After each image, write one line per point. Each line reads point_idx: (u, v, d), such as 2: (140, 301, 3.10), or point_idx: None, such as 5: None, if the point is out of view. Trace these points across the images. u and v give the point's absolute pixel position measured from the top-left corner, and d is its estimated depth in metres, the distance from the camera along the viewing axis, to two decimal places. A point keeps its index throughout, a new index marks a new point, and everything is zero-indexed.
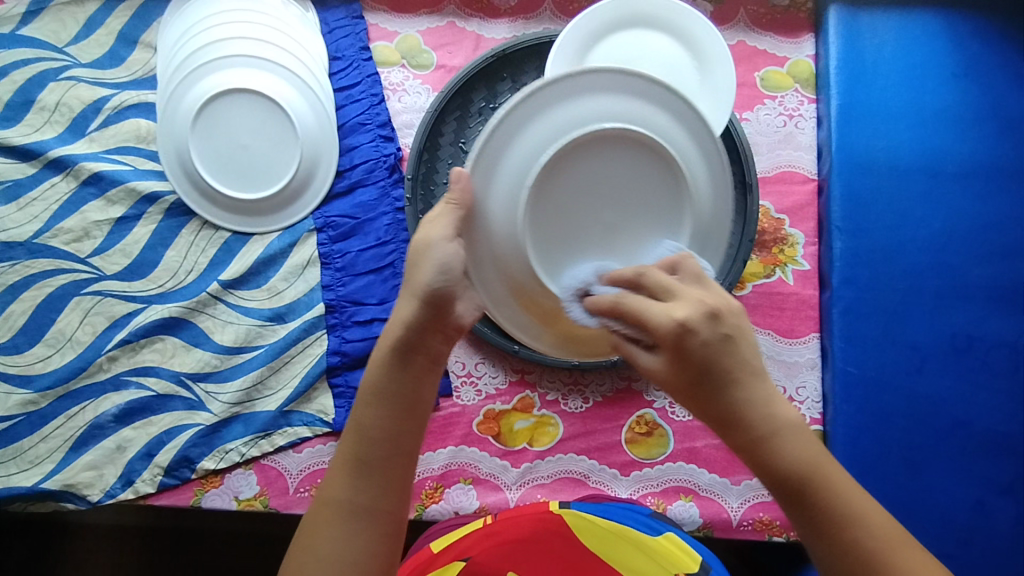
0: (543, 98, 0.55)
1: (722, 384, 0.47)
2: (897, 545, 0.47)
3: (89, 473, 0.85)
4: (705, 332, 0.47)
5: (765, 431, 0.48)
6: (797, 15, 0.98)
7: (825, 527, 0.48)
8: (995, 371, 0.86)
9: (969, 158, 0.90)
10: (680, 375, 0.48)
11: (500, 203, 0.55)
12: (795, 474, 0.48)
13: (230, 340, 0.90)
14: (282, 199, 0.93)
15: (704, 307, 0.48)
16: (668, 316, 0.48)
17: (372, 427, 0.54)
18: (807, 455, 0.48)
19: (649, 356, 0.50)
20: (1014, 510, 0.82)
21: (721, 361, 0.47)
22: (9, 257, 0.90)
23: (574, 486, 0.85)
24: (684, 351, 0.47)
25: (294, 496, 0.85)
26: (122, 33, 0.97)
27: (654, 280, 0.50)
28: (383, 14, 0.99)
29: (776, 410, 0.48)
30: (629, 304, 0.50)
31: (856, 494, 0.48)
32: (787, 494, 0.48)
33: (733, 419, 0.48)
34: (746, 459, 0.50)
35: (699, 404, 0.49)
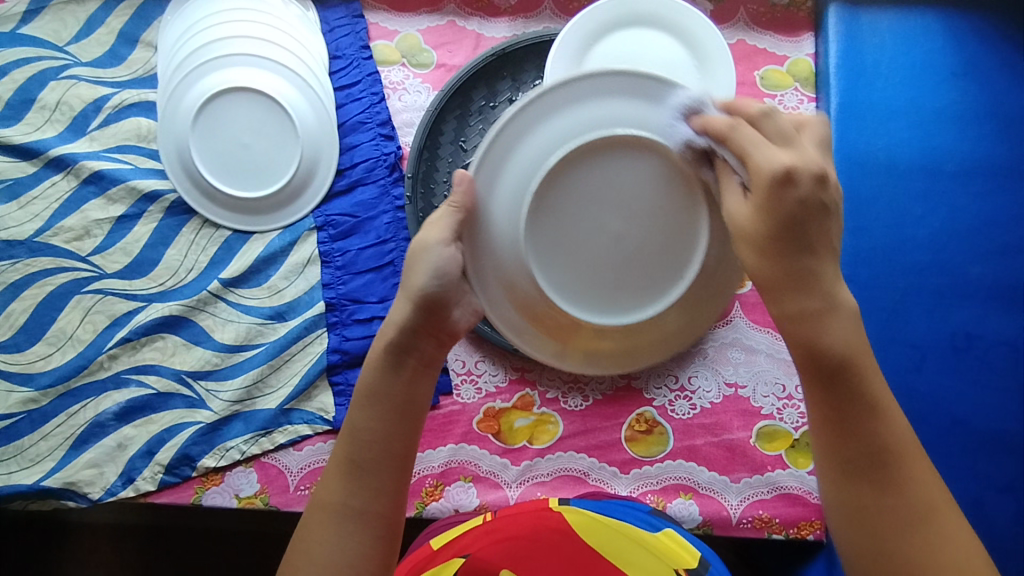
0: (550, 101, 0.52)
1: (802, 242, 0.48)
2: (906, 452, 0.50)
3: (90, 471, 0.85)
4: (804, 188, 0.47)
5: (824, 302, 0.48)
6: (797, 14, 0.98)
7: (854, 411, 0.49)
8: (994, 369, 0.86)
9: (969, 157, 0.91)
10: (763, 224, 0.47)
11: (503, 211, 0.53)
12: (839, 354, 0.48)
13: (230, 338, 0.90)
14: (283, 198, 0.93)
15: (815, 168, 0.48)
16: (777, 159, 0.47)
17: (364, 429, 0.54)
18: (852, 338, 0.49)
19: (740, 199, 0.49)
20: (1014, 508, 0.82)
21: (812, 220, 0.48)
22: (9, 255, 0.91)
23: (574, 484, 0.85)
24: (781, 195, 0.47)
25: (294, 494, 0.86)
26: (123, 32, 0.97)
27: (763, 129, 0.50)
28: (384, 13, 1.00)
29: (837, 285, 0.49)
30: (734, 142, 0.49)
31: (887, 392, 0.50)
32: (820, 375, 0.49)
33: (795, 283, 0.48)
34: (789, 332, 0.50)
35: (768, 258, 0.48)
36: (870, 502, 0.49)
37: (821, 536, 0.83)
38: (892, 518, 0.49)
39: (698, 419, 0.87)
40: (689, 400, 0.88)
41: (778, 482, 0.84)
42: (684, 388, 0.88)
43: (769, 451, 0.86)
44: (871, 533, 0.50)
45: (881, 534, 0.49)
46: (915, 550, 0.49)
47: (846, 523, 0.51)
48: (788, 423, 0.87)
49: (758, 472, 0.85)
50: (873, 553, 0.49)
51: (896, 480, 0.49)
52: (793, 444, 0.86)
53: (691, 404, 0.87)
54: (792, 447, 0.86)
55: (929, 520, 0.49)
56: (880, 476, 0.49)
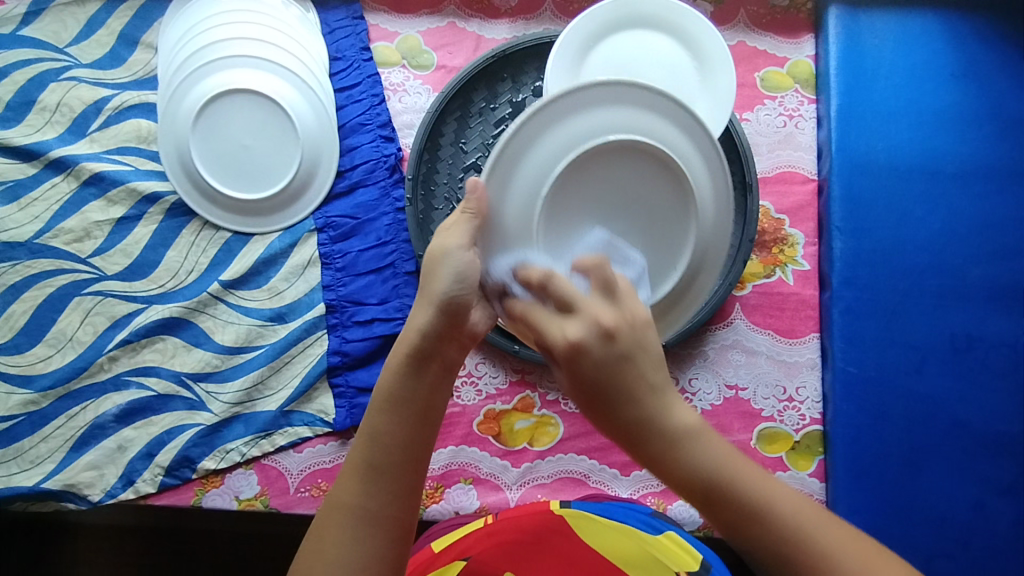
0: (560, 107, 0.56)
1: (616, 398, 0.47)
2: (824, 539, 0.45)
3: (90, 473, 0.85)
4: (596, 351, 0.47)
5: (668, 439, 0.47)
6: (797, 15, 0.98)
7: (738, 527, 0.46)
8: (994, 371, 0.86)
9: (969, 158, 0.90)
10: (578, 389, 0.48)
11: (516, 213, 0.56)
12: (703, 482, 0.46)
13: (230, 340, 0.90)
14: (283, 199, 0.93)
15: (599, 322, 0.47)
16: (560, 335, 0.48)
17: (385, 433, 0.53)
18: (712, 456, 0.47)
19: (558, 371, 0.50)
20: (1014, 510, 0.82)
21: (620, 371, 0.47)
22: (10, 257, 0.91)
23: (575, 486, 0.85)
24: (579, 366, 0.47)
25: (294, 496, 0.85)
26: (123, 33, 0.97)
27: (560, 290, 0.49)
28: (384, 14, 0.99)
29: (670, 412, 0.47)
30: (534, 319, 0.50)
31: (765, 482, 0.46)
32: (702, 503, 0.47)
33: (635, 431, 0.47)
34: (653, 472, 0.48)
35: (603, 417, 0.48)
36: None
37: None
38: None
39: None
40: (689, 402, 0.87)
41: None
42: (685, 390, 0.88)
43: (769, 454, 0.85)
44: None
45: None
46: None
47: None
48: (789, 425, 0.86)
49: None
50: None
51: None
52: (793, 446, 0.86)
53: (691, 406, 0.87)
54: (793, 449, 0.86)
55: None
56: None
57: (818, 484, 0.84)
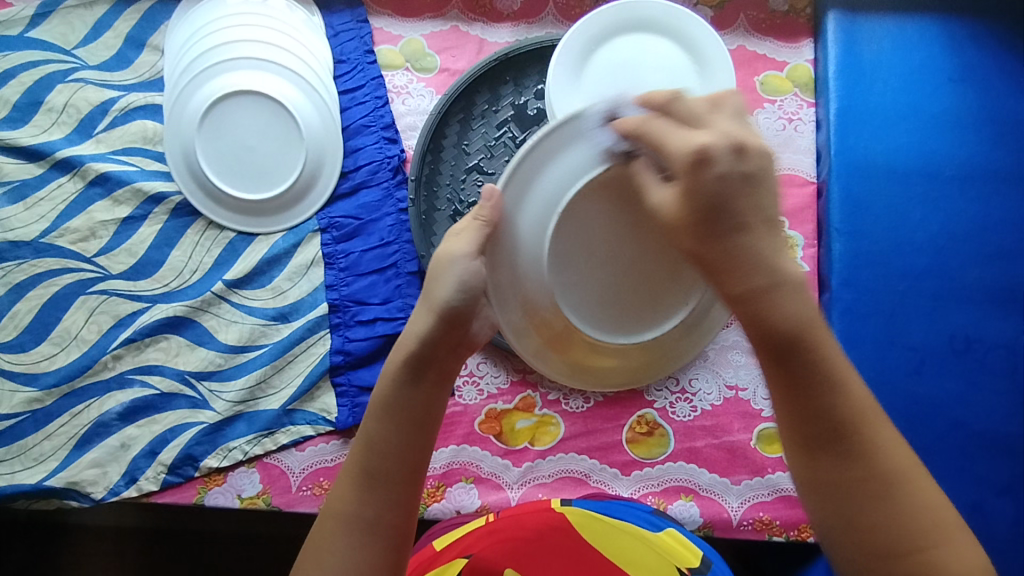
0: (584, 123, 0.55)
1: (729, 220, 0.48)
2: (866, 411, 0.50)
3: (93, 471, 0.86)
4: (723, 162, 0.48)
5: (769, 280, 0.48)
6: (797, 20, 0.99)
7: (804, 390, 0.50)
8: (993, 372, 0.86)
9: (967, 161, 0.91)
10: (685, 208, 0.48)
11: (529, 227, 0.55)
12: (789, 330, 0.49)
13: (233, 339, 0.91)
14: (287, 200, 0.94)
15: (731, 141, 0.49)
16: (692, 140, 0.49)
17: (380, 441, 0.56)
18: (804, 315, 0.49)
19: (663, 189, 0.50)
20: (1013, 510, 0.82)
21: (740, 199, 0.48)
22: (15, 256, 0.91)
23: (575, 486, 0.86)
24: (699, 177, 0.48)
25: (296, 495, 0.86)
26: (130, 36, 0.98)
27: (678, 114, 0.52)
28: (388, 18, 1.00)
29: (780, 259, 0.49)
30: (646, 133, 0.51)
31: (842, 360, 0.50)
32: (776, 352, 0.49)
33: (728, 262, 0.48)
34: (735, 311, 0.50)
35: (701, 242, 0.48)
36: (836, 470, 0.50)
37: None
38: (864, 487, 0.50)
39: (698, 421, 0.87)
40: (689, 402, 0.88)
41: (778, 485, 0.85)
42: (685, 390, 0.88)
43: (768, 454, 0.86)
44: (836, 498, 0.50)
45: (849, 501, 0.50)
46: (887, 508, 0.49)
47: (815, 488, 0.51)
48: None
49: (758, 474, 0.85)
50: (845, 519, 0.50)
51: (857, 448, 0.50)
52: None
53: (691, 406, 0.88)
54: None
55: (891, 484, 0.50)
56: (841, 446, 0.50)
57: None
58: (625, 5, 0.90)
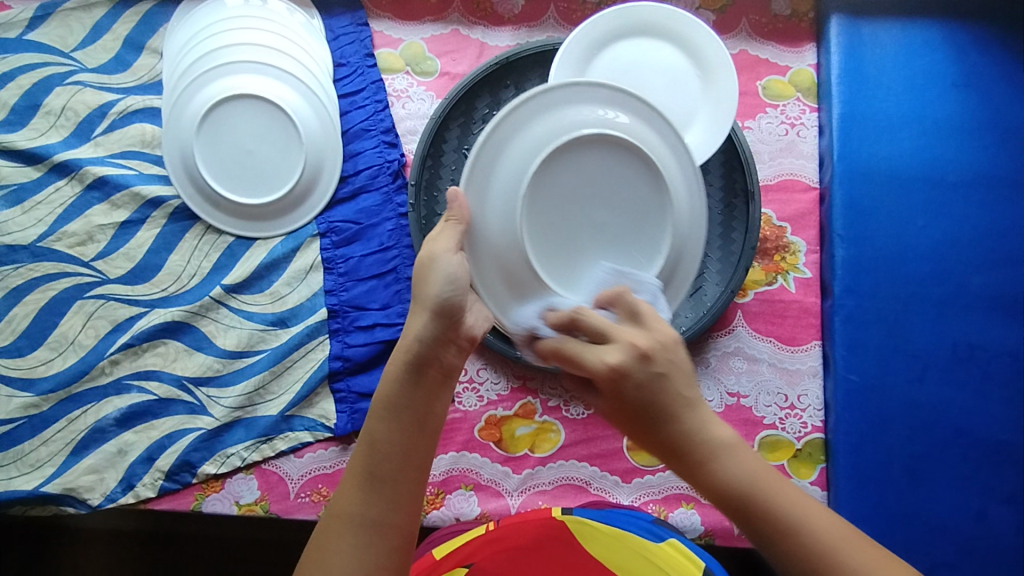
0: (528, 110, 0.62)
1: (659, 416, 0.51)
2: (844, 545, 0.49)
3: (90, 477, 0.85)
4: (635, 372, 0.51)
5: (706, 452, 0.51)
6: (799, 24, 0.98)
7: (772, 543, 0.50)
8: (996, 379, 0.86)
9: (970, 167, 0.91)
10: (619, 408, 0.52)
11: (495, 211, 0.62)
12: (737, 490, 0.50)
13: (232, 344, 0.90)
14: (286, 204, 0.93)
15: (637, 347, 0.51)
16: (602, 360, 0.51)
17: (384, 441, 0.56)
18: (747, 471, 0.51)
19: (599, 395, 0.55)
20: (1016, 519, 0.82)
21: (657, 392, 0.51)
22: (13, 260, 0.91)
23: (576, 493, 0.85)
24: (621, 388, 0.51)
25: (295, 501, 0.85)
26: (128, 39, 0.97)
27: (590, 322, 0.54)
28: (388, 21, 1.00)
29: (708, 430, 0.52)
30: (568, 348, 0.54)
31: (796, 501, 0.51)
32: (734, 511, 0.51)
33: (672, 447, 0.52)
34: (692, 483, 0.53)
35: (643, 435, 0.53)
36: None
37: None
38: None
39: None
40: None
41: None
42: None
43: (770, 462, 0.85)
44: None
45: None
46: None
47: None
48: (790, 433, 0.86)
49: None
50: None
51: None
52: (794, 454, 0.86)
53: None
54: (794, 457, 0.86)
55: None
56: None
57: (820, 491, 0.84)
58: (627, 9, 0.89)
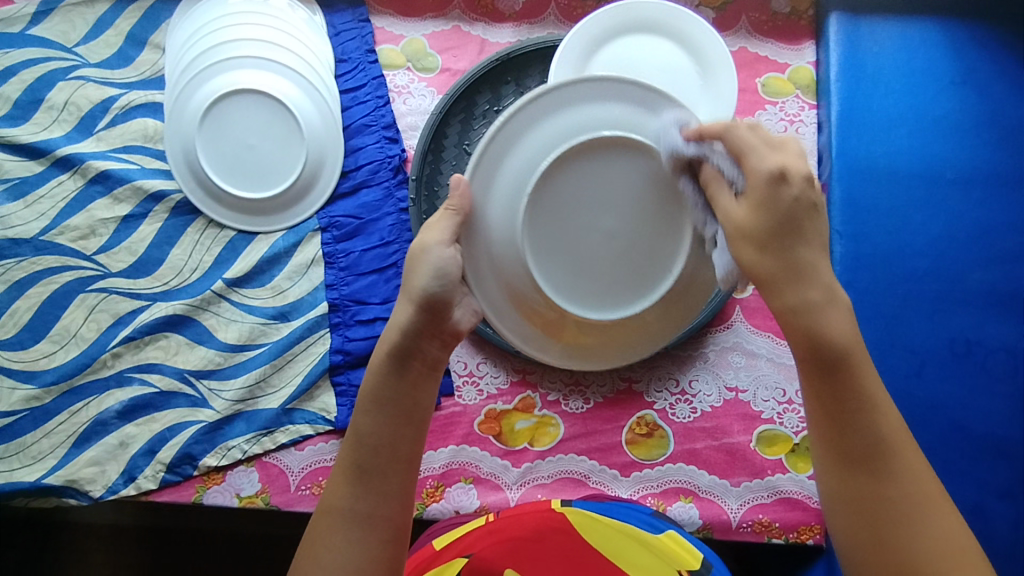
0: (544, 105, 0.56)
1: (798, 233, 0.50)
2: (901, 440, 0.51)
3: (92, 469, 0.86)
4: (798, 186, 0.50)
5: (812, 300, 0.51)
6: (798, 22, 0.99)
7: (845, 407, 0.51)
8: (994, 374, 0.86)
9: (967, 164, 0.91)
10: (762, 215, 0.50)
11: (498, 210, 0.58)
12: (838, 346, 0.50)
13: (233, 338, 0.91)
14: (287, 199, 0.94)
15: (807, 170, 0.51)
16: (770, 161, 0.50)
17: (370, 434, 0.56)
18: (850, 332, 0.51)
19: (733, 201, 0.52)
20: (1012, 514, 0.82)
21: (806, 215, 0.51)
22: (15, 253, 0.91)
23: (575, 487, 0.86)
24: (775, 197, 0.50)
25: (295, 494, 0.86)
26: (131, 34, 0.98)
27: (764, 134, 0.53)
28: (390, 17, 1.00)
29: (833, 281, 0.51)
30: (733, 141, 0.52)
31: (880, 388, 0.52)
32: (819, 367, 0.51)
33: (793, 276, 0.51)
34: (788, 328, 0.52)
35: (768, 255, 0.51)
36: (866, 491, 0.51)
37: (820, 541, 0.83)
38: (888, 511, 0.50)
39: (698, 423, 0.87)
40: (689, 403, 0.88)
41: (778, 486, 0.84)
42: (685, 392, 0.88)
43: (768, 456, 0.86)
44: (864, 517, 0.51)
45: (880, 522, 0.50)
46: (922, 535, 0.50)
47: (843, 508, 0.52)
48: (788, 427, 0.87)
49: (758, 476, 0.85)
50: (870, 540, 0.51)
51: (886, 469, 0.50)
52: (793, 448, 0.86)
53: (691, 408, 0.88)
54: (792, 451, 0.86)
55: (921, 513, 0.50)
56: (874, 465, 0.50)
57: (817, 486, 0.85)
58: (626, 6, 0.90)
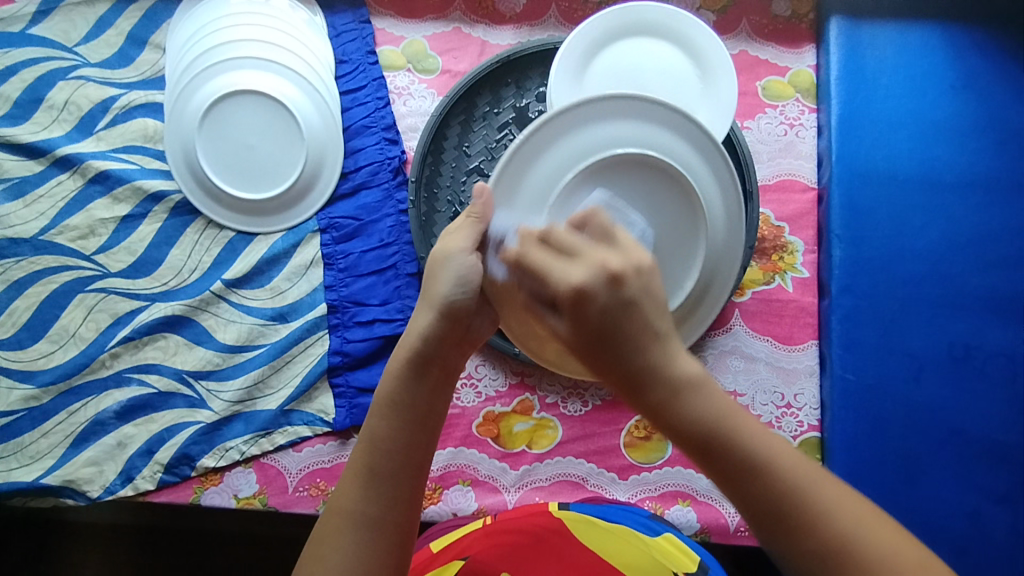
0: (561, 123, 0.63)
1: (627, 342, 0.48)
2: (809, 477, 0.47)
3: (90, 469, 0.86)
4: (603, 296, 0.48)
5: (670, 388, 0.47)
6: (799, 26, 0.99)
7: (737, 486, 0.47)
8: (992, 379, 0.86)
9: (967, 169, 0.91)
10: (580, 334, 0.49)
11: (527, 216, 0.62)
12: (702, 430, 0.47)
13: (232, 338, 0.91)
14: (287, 200, 0.94)
15: (604, 271, 0.48)
16: (568, 279, 0.49)
17: (385, 438, 0.56)
18: (713, 405, 0.47)
19: (557, 322, 0.50)
20: (1011, 519, 0.82)
21: (624, 319, 0.48)
22: (15, 253, 0.91)
23: (573, 489, 0.85)
24: (582, 312, 0.48)
25: (292, 495, 0.86)
26: (131, 34, 0.98)
27: (559, 241, 0.52)
28: (390, 18, 1.00)
29: (674, 364, 0.48)
30: (532, 262, 0.51)
31: (768, 437, 0.48)
32: (696, 451, 0.48)
33: (637, 379, 0.48)
34: (657, 426, 0.49)
35: (604, 368, 0.49)
36: (803, 553, 0.45)
37: None
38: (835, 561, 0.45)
39: None
40: None
41: None
42: None
43: None
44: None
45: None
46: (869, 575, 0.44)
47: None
48: (787, 431, 0.87)
49: None
50: None
51: (805, 523, 0.45)
52: None
53: None
54: None
55: (860, 555, 0.45)
56: (792, 525, 0.46)
57: None
58: (626, 9, 0.90)
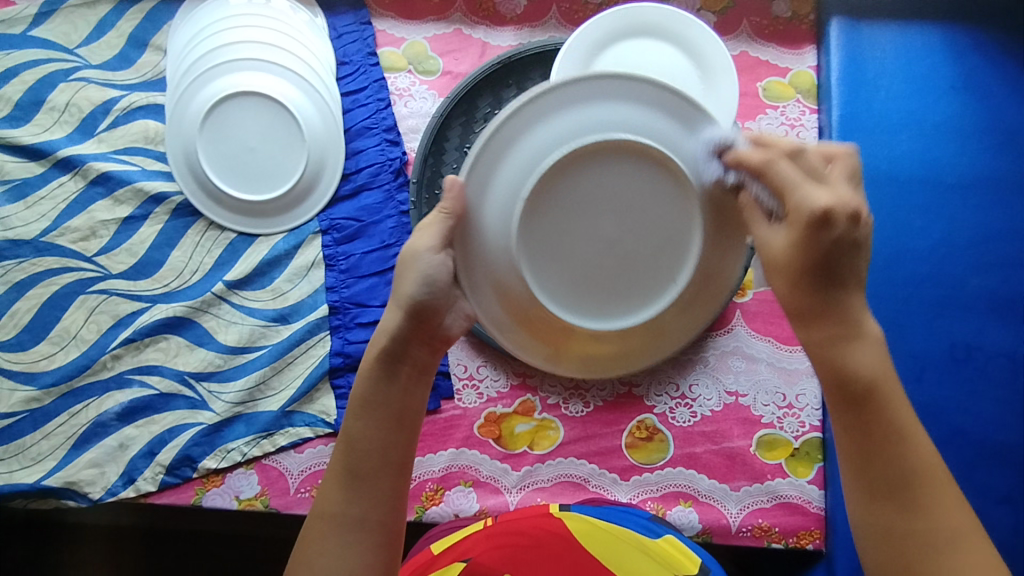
0: (547, 103, 0.54)
1: (836, 274, 0.50)
2: (932, 473, 0.50)
3: (91, 471, 0.86)
4: (840, 227, 0.49)
5: (845, 329, 0.51)
6: (799, 27, 0.99)
7: (866, 443, 0.51)
8: (993, 379, 0.86)
9: (968, 170, 0.91)
10: (801, 255, 0.50)
11: (495, 212, 0.54)
12: (863, 379, 0.50)
13: (233, 340, 0.91)
14: (288, 202, 0.94)
15: (851, 208, 0.49)
16: (815, 200, 0.49)
17: (360, 438, 0.56)
18: (878, 366, 0.51)
19: (771, 229, 0.52)
20: (1013, 519, 0.82)
21: (847, 256, 0.50)
22: (16, 255, 0.91)
23: (574, 491, 0.85)
24: (818, 236, 0.49)
25: (294, 497, 0.86)
26: (132, 36, 0.98)
27: (803, 165, 0.52)
28: (391, 20, 1.01)
29: (862, 318, 0.51)
30: (777, 175, 0.51)
31: (910, 416, 0.51)
32: (845, 399, 0.51)
33: (823, 305, 0.51)
34: (817, 362, 0.53)
35: (800, 288, 0.51)
36: (897, 523, 0.50)
37: (820, 545, 0.83)
38: (922, 543, 0.49)
39: (699, 427, 0.87)
40: (689, 407, 0.88)
41: (777, 491, 0.84)
42: (685, 396, 0.88)
43: (768, 460, 0.86)
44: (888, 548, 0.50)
45: (905, 553, 0.49)
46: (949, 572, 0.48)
47: (874, 541, 0.51)
48: (789, 432, 0.87)
49: (758, 480, 0.85)
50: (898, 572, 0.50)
51: (917, 501, 0.50)
52: (793, 453, 0.86)
53: (691, 412, 0.88)
54: (792, 456, 0.86)
55: (952, 547, 0.49)
56: (902, 496, 0.50)
57: (818, 490, 0.85)
58: (626, 11, 0.90)
